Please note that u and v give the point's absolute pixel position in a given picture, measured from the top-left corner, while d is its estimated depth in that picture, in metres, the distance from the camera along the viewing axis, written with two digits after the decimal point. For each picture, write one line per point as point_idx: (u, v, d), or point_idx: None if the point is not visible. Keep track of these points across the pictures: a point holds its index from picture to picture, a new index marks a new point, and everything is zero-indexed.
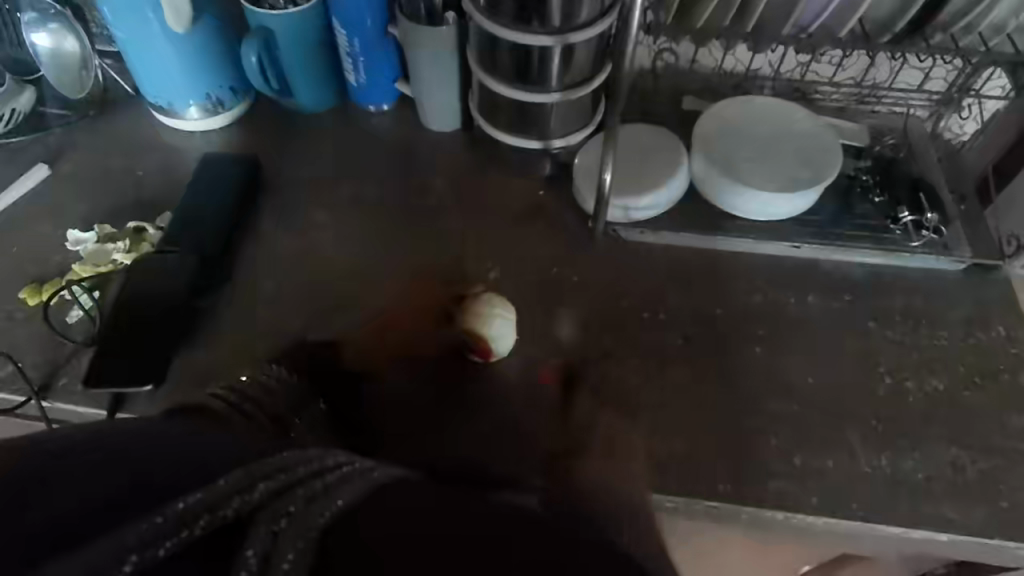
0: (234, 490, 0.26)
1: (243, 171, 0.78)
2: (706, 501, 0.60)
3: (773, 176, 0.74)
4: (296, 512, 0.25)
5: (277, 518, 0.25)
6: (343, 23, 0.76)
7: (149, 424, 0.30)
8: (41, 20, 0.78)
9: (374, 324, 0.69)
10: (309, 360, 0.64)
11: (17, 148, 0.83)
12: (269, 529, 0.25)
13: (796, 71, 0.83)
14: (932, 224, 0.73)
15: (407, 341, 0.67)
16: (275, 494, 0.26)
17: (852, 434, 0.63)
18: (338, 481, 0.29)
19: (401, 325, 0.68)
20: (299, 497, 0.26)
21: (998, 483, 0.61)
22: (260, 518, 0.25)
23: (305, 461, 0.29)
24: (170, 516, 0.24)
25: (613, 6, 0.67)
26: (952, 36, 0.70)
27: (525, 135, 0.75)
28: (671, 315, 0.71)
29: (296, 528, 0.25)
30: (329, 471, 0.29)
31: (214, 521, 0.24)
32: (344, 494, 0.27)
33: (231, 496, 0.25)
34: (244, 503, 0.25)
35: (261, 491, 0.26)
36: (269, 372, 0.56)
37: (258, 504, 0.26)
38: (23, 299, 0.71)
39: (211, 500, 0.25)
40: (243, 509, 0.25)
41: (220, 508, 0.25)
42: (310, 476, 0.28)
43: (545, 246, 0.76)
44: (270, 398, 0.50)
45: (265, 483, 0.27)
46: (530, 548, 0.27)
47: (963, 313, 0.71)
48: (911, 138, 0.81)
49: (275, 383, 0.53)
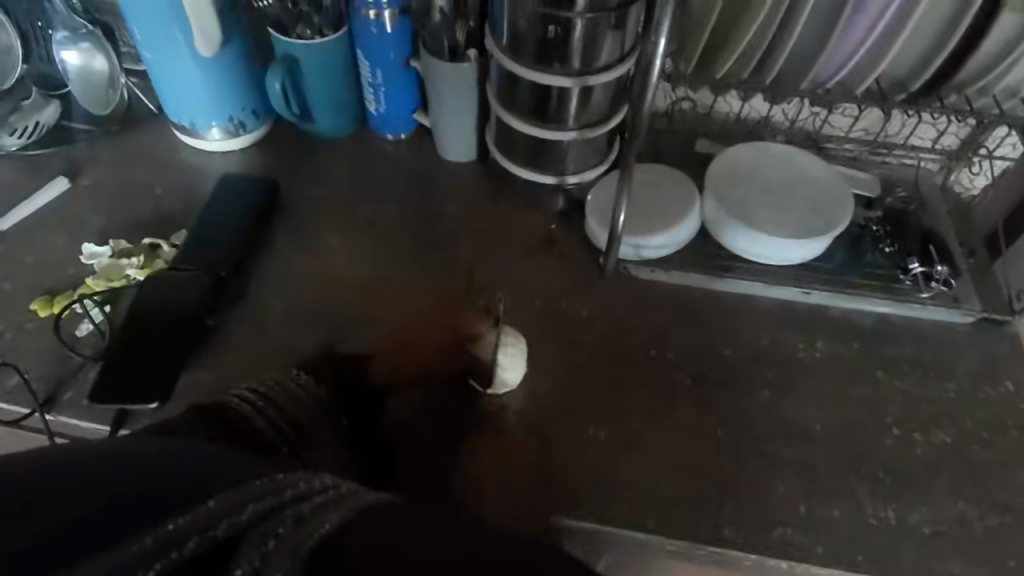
0: (223, 513, 0.25)
1: (263, 192, 0.80)
2: (709, 546, 0.59)
3: (784, 224, 0.74)
4: (284, 534, 0.25)
5: (264, 539, 0.25)
6: (367, 54, 0.78)
7: (117, 442, 0.30)
8: (73, 39, 0.83)
9: (384, 349, 0.69)
10: (335, 372, 0.67)
11: (38, 159, 0.84)
12: (256, 550, 0.24)
13: (811, 121, 0.85)
14: (942, 276, 0.73)
15: (416, 363, 0.68)
16: (264, 516, 0.26)
17: (859, 484, 0.63)
18: (325, 504, 0.28)
19: (429, 337, 0.69)
20: (288, 519, 0.26)
21: (1006, 543, 0.60)
22: (249, 539, 0.25)
23: (294, 484, 0.29)
24: (160, 537, 0.24)
25: (632, 50, 0.69)
26: (967, 97, 0.71)
27: (541, 170, 0.76)
28: (679, 354, 0.71)
29: (285, 548, 0.25)
30: (316, 494, 0.29)
31: (205, 543, 0.24)
32: (331, 517, 0.27)
33: (220, 518, 0.25)
34: (233, 525, 0.25)
35: (250, 513, 0.26)
36: (297, 380, 0.55)
37: (246, 526, 0.25)
38: (34, 310, 0.71)
39: (201, 521, 0.25)
40: (231, 530, 0.25)
41: (210, 528, 0.25)
42: (296, 500, 0.28)
43: (556, 277, 0.76)
44: (299, 409, 0.51)
45: (254, 505, 0.26)
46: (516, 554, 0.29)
47: (971, 366, 0.71)
48: (921, 190, 0.82)
49: (305, 394, 0.53)
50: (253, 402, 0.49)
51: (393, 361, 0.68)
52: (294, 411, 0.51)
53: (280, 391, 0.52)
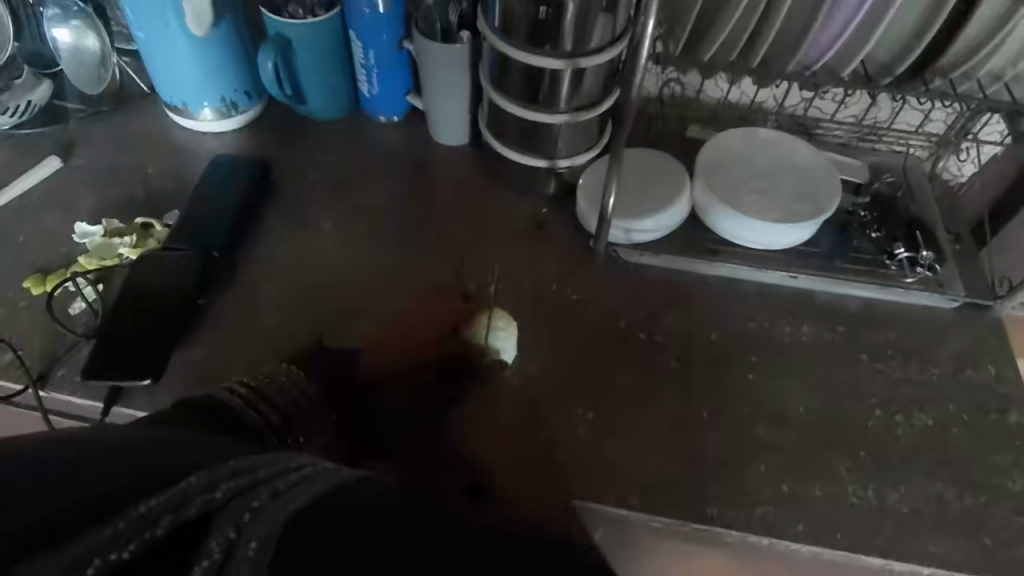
0: (196, 490, 0.24)
1: (246, 173, 0.80)
2: (693, 523, 0.60)
3: (772, 209, 0.75)
4: (260, 508, 0.24)
5: (241, 512, 0.24)
6: (360, 35, 0.79)
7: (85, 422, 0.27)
8: (64, 17, 0.82)
9: (380, 338, 0.69)
10: (327, 358, 0.65)
11: (31, 139, 0.84)
12: (230, 523, 0.23)
13: (800, 106, 0.86)
14: (927, 261, 0.74)
15: (409, 355, 0.67)
16: (240, 492, 0.24)
17: (839, 464, 0.64)
18: (302, 480, 0.26)
19: (418, 326, 0.70)
20: (264, 493, 0.25)
21: (982, 522, 0.62)
22: (225, 514, 0.23)
23: (267, 462, 0.26)
24: (132, 520, 0.22)
25: (624, 33, 0.69)
26: (951, 81, 0.72)
27: (533, 154, 0.76)
28: (667, 336, 0.72)
29: (261, 524, 0.23)
30: (292, 470, 0.26)
31: (178, 522, 0.23)
32: (305, 495, 0.25)
33: (195, 496, 0.23)
34: (208, 502, 0.24)
35: (224, 490, 0.24)
36: (284, 372, 0.57)
37: (220, 504, 0.24)
38: (27, 288, 0.71)
39: (175, 499, 0.23)
40: (206, 508, 0.23)
41: (185, 506, 0.23)
42: (273, 476, 0.25)
43: (547, 261, 0.77)
44: (284, 401, 0.52)
45: (230, 482, 0.24)
46: (507, 546, 0.26)
47: (953, 350, 0.72)
48: (910, 177, 0.82)
49: (295, 388, 0.54)
50: (247, 399, 0.49)
51: (387, 352, 0.68)
52: (285, 403, 0.52)
53: (268, 389, 0.52)
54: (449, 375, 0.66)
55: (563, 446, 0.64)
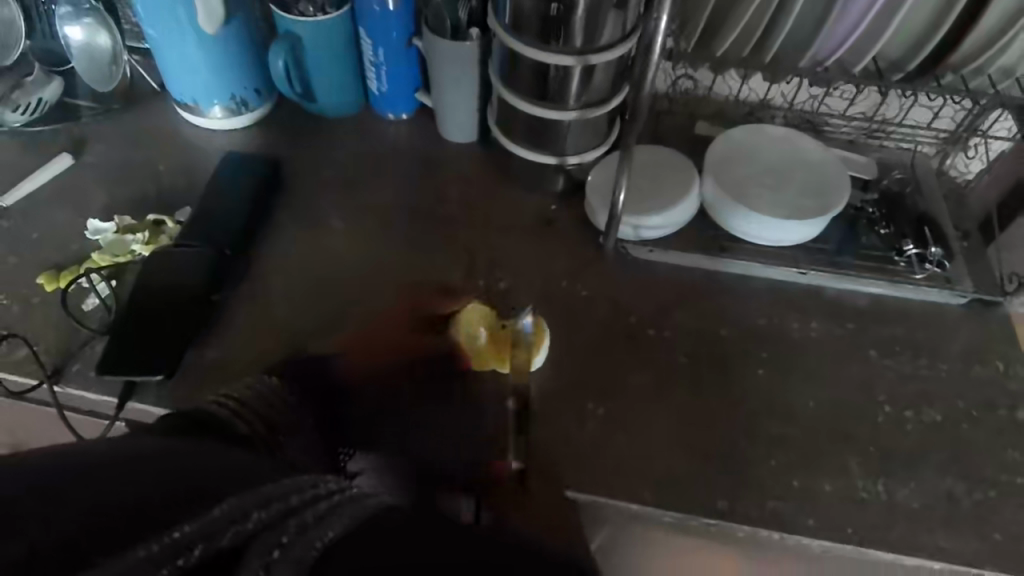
0: (229, 519, 0.23)
1: (257, 170, 0.80)
2: (705, 518, 0.61)
3: (780, 206, 0.75)
4: (289, 543, 0.24)
5: (268, 548, 0.23)
6: (370, 33, 0.79)
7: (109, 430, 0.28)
8: (75, 14, 0.82)
9: (350, 342, 0.69)
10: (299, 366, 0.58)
11: (41, 135, 0.85)
12: (259, 561, 0.23)
13: (808, 103, 0.86)
14: (936, 257, 0.75)
15: (383, 355, 0.66)
16: (269, 525, 0.24)
17: (850, 459, 0.65)
18: (330, 510, 0.26)
19: (395, 327, 0.70)
20: (292, 526, 0.25)
21: (993, 518, 0.62)
22: (253, 550, 0.23)
23: (298, 489, 0.27)
24: (165, 544, 0.22)
25: (635, 30, 0.69)
26: (963, 77, 0.72)
27: (541, 150, 0.77)
28: (676, 332, 0.72)
29: (288, 560, 0.23)
30: (321, 499, 0.27)
31: (209, 554, 0.22)
32: (335, 526, 0.25)
33: (227, 526, 0.23)
34: (239, 533, 0.23)
35: (255, 521, 0.24)
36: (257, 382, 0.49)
37: (251, 535, 0.24)
38: (41, 284, 0.72)
39: (207, 528, 0.23)
40: (237, 539, 0.23)
41: (216, 536, 0.23)
42: (302, 505, 0.26)
43: (558, 259, 0.77)
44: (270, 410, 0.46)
45: (260, 513, 0.24)
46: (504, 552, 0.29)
47: (962, 346, 0.72)
48: (917, 172, 0.83)
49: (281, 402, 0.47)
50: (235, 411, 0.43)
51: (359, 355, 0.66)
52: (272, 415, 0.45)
53: (249, 395, 0.46)
54: (441, 371, 0.66)
55: (569, 448, 0.64)
